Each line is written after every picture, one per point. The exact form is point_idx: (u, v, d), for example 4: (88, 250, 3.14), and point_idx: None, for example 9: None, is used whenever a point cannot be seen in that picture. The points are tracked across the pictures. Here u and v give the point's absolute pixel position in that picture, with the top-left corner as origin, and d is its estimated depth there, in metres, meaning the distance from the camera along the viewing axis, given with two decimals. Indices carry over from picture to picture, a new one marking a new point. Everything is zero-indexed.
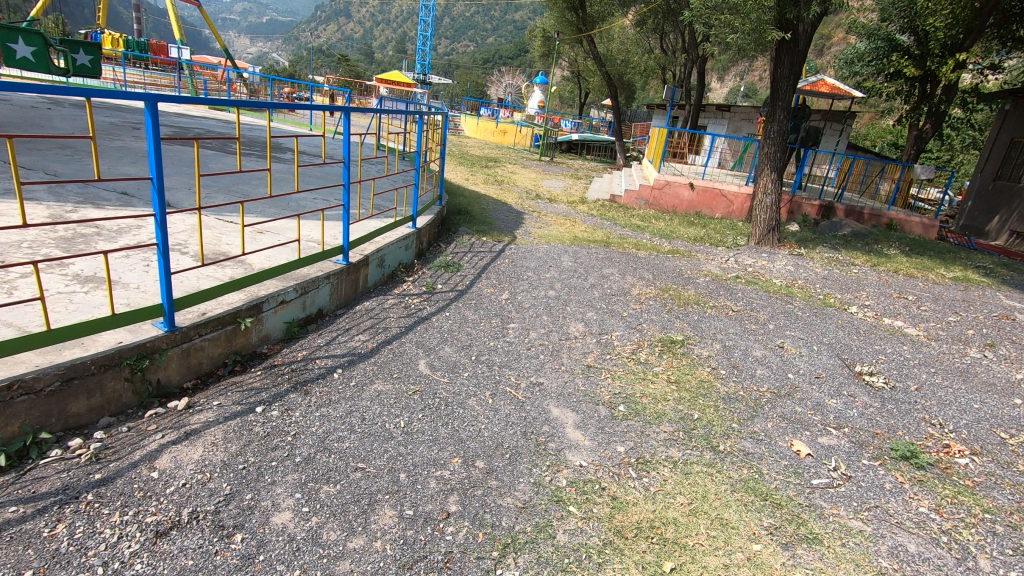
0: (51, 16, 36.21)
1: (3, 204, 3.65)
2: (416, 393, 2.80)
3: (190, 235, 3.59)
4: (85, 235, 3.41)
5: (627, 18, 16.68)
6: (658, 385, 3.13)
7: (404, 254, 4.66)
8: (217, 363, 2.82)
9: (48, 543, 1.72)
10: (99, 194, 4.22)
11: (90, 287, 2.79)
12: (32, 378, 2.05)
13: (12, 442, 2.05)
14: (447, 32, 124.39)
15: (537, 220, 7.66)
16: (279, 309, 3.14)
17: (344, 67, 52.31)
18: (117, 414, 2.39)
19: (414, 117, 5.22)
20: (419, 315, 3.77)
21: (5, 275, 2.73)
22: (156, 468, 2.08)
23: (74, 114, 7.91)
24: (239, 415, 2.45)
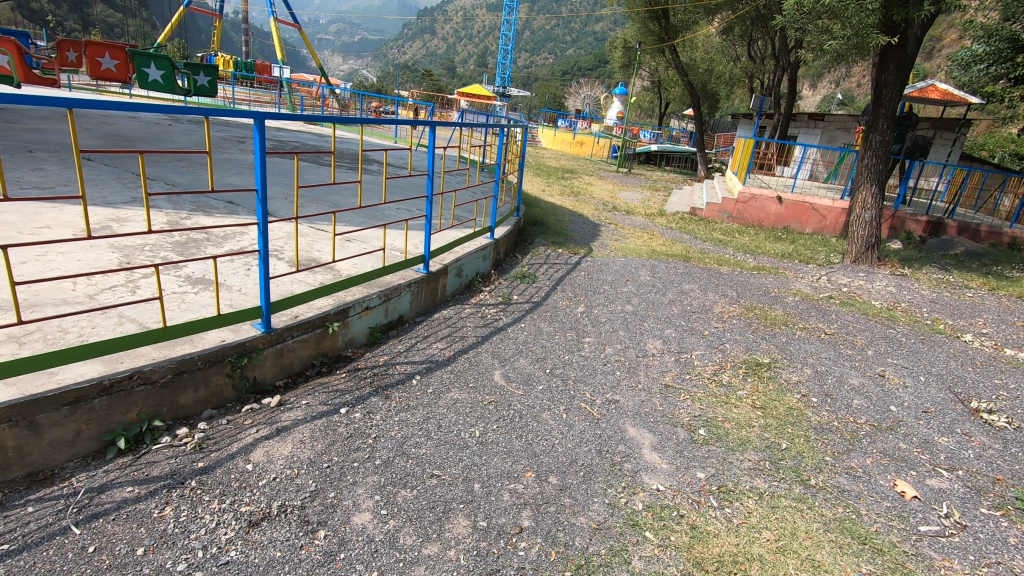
0: (175, 43, 40.55)
1: (131, 211, 4.07)
2: (491, 404, 2.82)
3: (287, 241, 3.85)
4: (197, 240, 3.74)
5: (713, 26, 16.25)
6: (742, 410, 2.96)
7: (481, 264, 4.73)
8: (306, 364, 2.98)
9: (157, 523, 1.88)
10: (209, 202, 4.61)
11: (200, 288, 3.05)
12: (149, 370, 2.27)
13: (130, 427, 2.26)
14: (526, 46, 126.44)
15: (613, 232, 7.54)
16: (364, 315, 3.28)
17: (428, 82, 54.65)
18: (218, 407, 2.58)
19: (495, 130, 5.31)
20: (495, 326, 3.81)
21: (130, 275, 3.04)
22: (250, 460, 2.22)
23: (191, 129, 8.75)
24: (325, 415, 2.57)
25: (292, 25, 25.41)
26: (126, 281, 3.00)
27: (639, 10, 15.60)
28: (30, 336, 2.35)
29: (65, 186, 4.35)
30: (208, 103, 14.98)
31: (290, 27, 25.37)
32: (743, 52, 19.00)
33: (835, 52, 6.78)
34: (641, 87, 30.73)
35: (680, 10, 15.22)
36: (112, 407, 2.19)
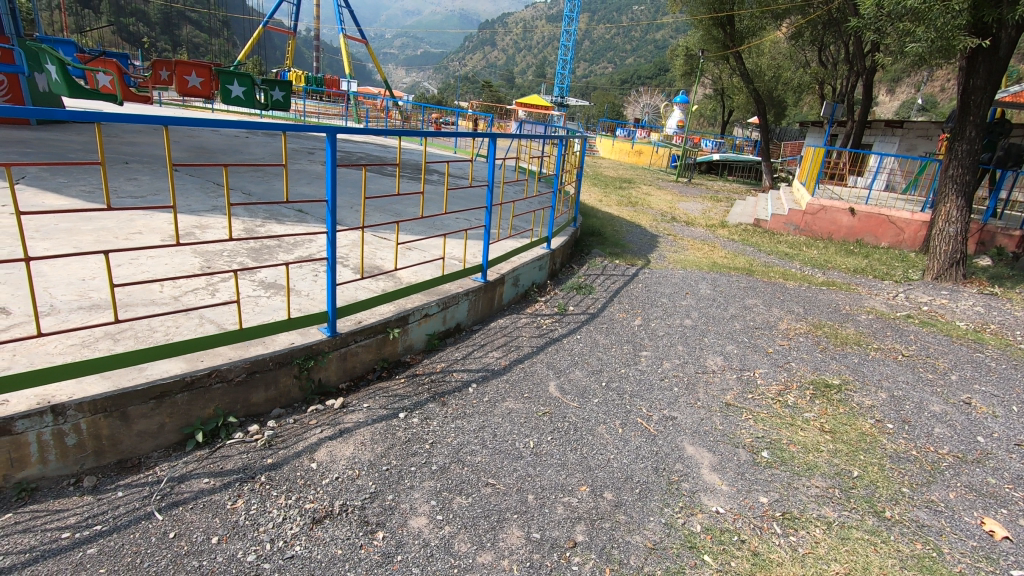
0: (253, 60, 43.28)
1: (212, 219, 4.36)
2: (546, 415, 2.82)
3: (352, 249, 4.01)
4: (269, 247, 3.95)
5: (781, 31, 15.70)
6: (809, 433, 2.82)
7: (537, 274, 4.75)
8: (368, 368, 3.09)
9: (230, 514, 1.99)
10: (281, 211, 4.88)
11: (272, 292, 3.22)
12: (226, 368, 2.42)
13: (208, 421, 2.42)
14: (585, 55, 126.49)
15: (672, 244, 7.39)
16: (423, 322, 3.36)
17: (488, 93, 55.59)
18: (286, 406, 2.71)
19: (554, 141, 5.33)
20: (550, 336, 3.81)
21: (210, 279, 3.25)
22: (315, 459, 2.32)
23: (266, 141, 9.29)
24: (385, 418, 2.65)
25: (360, 41, 26.52)
26: (207, 284, 3.21)
27: (702, 17, 15.08)
28: (123, 333, 2.57)
29: (156, 195, 4.72)
30: (281, 117, 15.84)
31: (359, 43, 26.47)
32: (813, 58, 18.25)
33: (917, 57, 6.41)
34: (703, 95, 30.07)
35: (746, 16, 14.88)
36: (193, 403, 2.35)
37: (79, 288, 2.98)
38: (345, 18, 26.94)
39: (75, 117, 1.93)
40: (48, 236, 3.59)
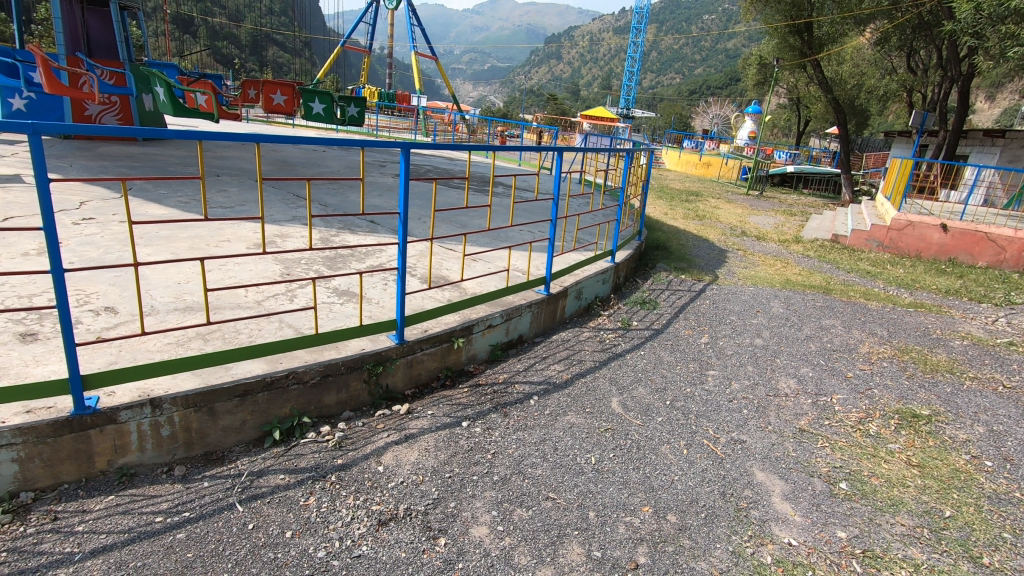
0: (331, 78, 45.72)
1: (292, 228, 4.63)
2: (608, 431, 2.78)
3: (420, 259, 4.13)
4: (343, 256, 4.15)
5: (865, 36, 14.88)
6: (894, 466, 2.63)
7: (600, 288, 4.71)
8: (433, 376, 3.17)
9: (303, 511, 2.10)
10: (354, 222, 5.11)
11: (345, 299, 3.38)
12: (302, 371, 2.55)
13: (284, 420, 2.56)
14: (653, 66, 124.78)
15: (741, 259, 7.12)
16: (486, 332, 3.41)
17: (552, 106, 55.86)
18: (356, 409, 2.82)
19: (621, 154, 5.28)
20: (613, 351, 3.76)
21: (289, 285, 3.45)
22: (382, 462, 2.40)
23: (341, 155, 9.77)
24: (448, 426, 2.71)
25: (430, 57, 27.33)
26: (286, 290, 3.42)
27: (778, 25, 14.61)
28: (212, 333, 2.77)
29: (243, 206, 5.08)
30: (355, 131, 16.61)
31: (429, 59, 27.26)
32: (900, 64, 17.11)
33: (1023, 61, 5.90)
34: (778, 106, 28.90)
35: (826, 22, 14.13)
36: (271, 402, 2.50)
37: (176, 291, 3.25)
38: (416, 36, 27.88)
39: (180, 136, 2.13)
40: (150, 242, 3.93)
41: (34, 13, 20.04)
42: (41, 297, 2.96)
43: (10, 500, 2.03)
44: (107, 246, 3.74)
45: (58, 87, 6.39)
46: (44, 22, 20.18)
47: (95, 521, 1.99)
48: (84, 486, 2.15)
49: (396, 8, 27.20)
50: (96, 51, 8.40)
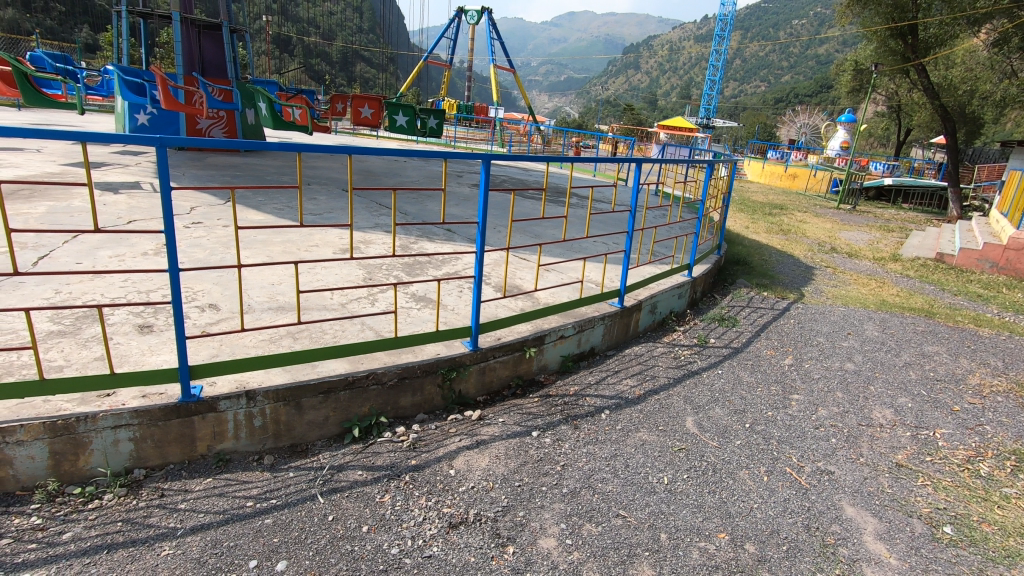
0: (412, 91, 47.70)
1: (375, 235, 4.86)
2: (682, 451, 2.69)
3: (495, 268, 4.20)
4: (421, 263, 4.29)
5: (979, 37, 13.64)
6: (1009, 513, 2.35)
7: (676, 303, 4.58)
8: (504, 384, 3.21)
9: (378, 507, 2.18)
10: (432, 230, 5.28)
11: (422, 305, 3.50)
12: (381, 372, 2.67)
13: (363, 419, 2.68)
14: (736, 75, 120.39)
15: (830, 277, 6.69)
16: (558, 343, 3.41)
17: (629, 116, 55.28)
18: (429, 413, 2.91)
19: (701, 165, 5.11)
20: (689, 368, 3.65)
21: (371, 289, 3.61)
22: (453, 466, 2.45)
23: (421, 165, 10.14)
24: (519, 435, 2.72)
25: (508, 70, 27.79)
26: (368, 294, 3.58)
27: (877, 28, 13.74)
28: (301, 333, 2.95)
29: (331, 213, 5.39)
30: (434, 142, 17.18)
31: (507, 72, 27.66)
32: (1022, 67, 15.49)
33: None
34: (875, 114, 27.00)
35: (933, 23, 13.10)
36: (352, 400, 2.63)
37: (270, 292, 3.49)
38: (495, 49, 28.44)
39: (281, 147, 2.30)
40: (248, 246, 4.24)
41: (156, 37, 22.29)
42: (156, 293, 3.27)
43: (126, 475, 2.25)
44: (212, 248, 4.08)
45: (176, 105, 7.11)
46: (163, 45, 22.33)
47: (195, 500, 2.17)
48: (186, 467, 2.35)
49: (477, 23, 27.90)
50: (209, 70, 9.24)
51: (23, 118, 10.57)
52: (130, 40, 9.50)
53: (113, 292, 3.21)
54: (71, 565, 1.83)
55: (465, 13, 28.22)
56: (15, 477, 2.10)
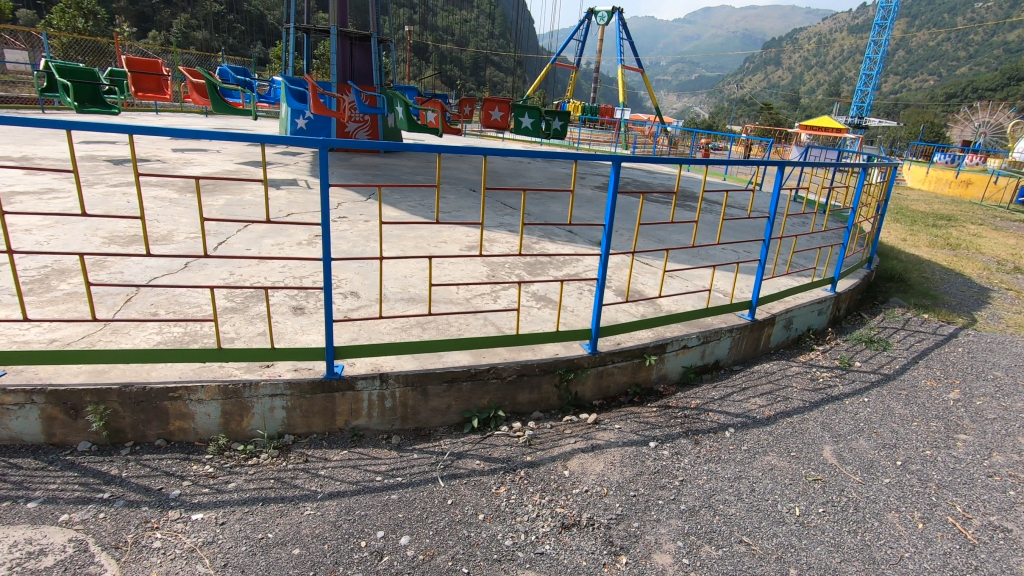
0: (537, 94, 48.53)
1: (499, 234, 5.01)
2: (818, 482, 2.45)
3: (617, 272, 4.15)
4: (543, 263, 4.35)
5: None
6: None
7: (815, 319, 4.18)
8: (621, 390, 3.16)
9: (494, 499, 2.25)
10: (554, 231, 5.32)
11: (543, 305, 3.54)
12: (501, 367, 2.75)
13: (482, 411, 2.78)
14: (898, 68, 107.16)
15: (1011, 301, 5.72)
16: (680, 353, 3.27)
17: (766, 116, 51.52)
18: (545, 411, 2.95)
19: (854, 169, 4.59)
20: (828, 392, 3.31)
21: (495, 287, 3.73)
22: (568, 467, 2.46)
23: (545, 166, 10.26)
24: (636, 444, 2.65)
25: (636, 70, 27.11)
26: (491, 290, 3.70)
27: None
28: (429, 323, 3.12)
29: (459, 211, 5.65)
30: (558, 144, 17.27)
31: (634, 72, 27.03)
32: None
33: None
34: None
35: None
36: (474, 391, 2.74)
37: (403, 283, 3.74)
38: (624, 49, 27.91)
39: (422, 148, 2.47)
40: (386, 240, 4.58)
41: (314, 49, 24.75)
42: (308, 278, 3.65)
43: (278, 439, 2.54)
44: (355, 241, 4.46)
45: (327, 111, 7.81)
46: (321, 56, 24.91)
47: (333, 468, 2.39)
48: (327, 438, 2.60)
49: (606, 24, 27.53)
50: (357, 78, 10.06)
51: (211, 124, 12.35)
52: (295, 53, 10.67)
53: (274, 276, 3.64)
54: (234, 511, 2.10)
55: (596, 15, 27.98)
56: (195, 429, 2.47)
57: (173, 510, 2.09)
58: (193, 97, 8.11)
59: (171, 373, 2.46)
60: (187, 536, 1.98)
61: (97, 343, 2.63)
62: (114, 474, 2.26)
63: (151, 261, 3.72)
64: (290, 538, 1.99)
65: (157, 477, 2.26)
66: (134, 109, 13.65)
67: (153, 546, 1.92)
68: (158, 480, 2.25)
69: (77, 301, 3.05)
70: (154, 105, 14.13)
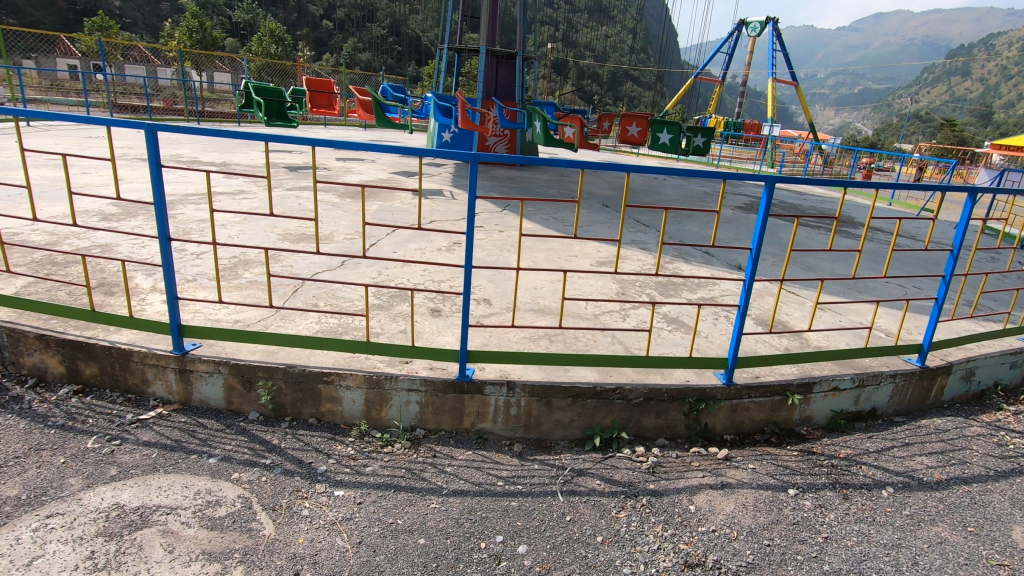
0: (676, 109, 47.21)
1: (631, 251, 4.92)
2: (1002, 568, 2.07)
3: (759, 299, 3.88)
4: (676, 284, 4.19)
5: None
6: None
7: (1005, 373, 3.54)
8: (756, 428, 2.93)
9: (614, 522, 2.20)
10: (690, 251, 5.11)
11: (674, 327, 3.41)
12: (628, 388, 2.69)
13: (605, 431, 2.73)
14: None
15: None
16: (830, 396, 2.96)
17: (946, 134, 45.12)
18: (671, 439, 2.83)
19: None
20: (1020, 462, 2.78)
21: (625, 305, 3.67)
22: (694, 502, 2.33)
23: (682, 184, 9.88)
24: (772, 488, 2.44)
25: (789, 83, 25.15)
26: (621, 308, 3.64)
27: None
28: (557, 336, 3.15)
29: (590, 226, 5.66)
30: (697, 160, 16.56)
31: (788, 85, 25.08)
32: None
33: None
34: None
35: None
36: (598, 409, 2.71)
37: (534, 294, 3.82)
38: (777, 61, 26.04)
39: (565, 164, 2.51)
40: (519, 250, 4.72)
41: (463, 68, 26.55)
42: (446, 283, 3.88)
43: (411, 432, 2.71)
44: (490, 250, 4.65)
45: (471, 125, 8.24)
46: (468, 75, 26.61)
47: (458, 467, 2.50)
48: (454, 437, 2.72)
49: (759, 35, 25.94)
50: (501, 94, 10.52)
51: (369, 136, 13.67)
52: (446, 72, 11.43)
53: (417, 279, 3.91)
54: (370, 493, 2.28)
55: (747, 26, 26.46)
56: (342, 413, 2.72)
57: (320, 484, 2.31)
58: (358, 112, 9.05)
59: (326, 360, 2.75)
60: (331, 509, 2.18)
61: (270, 326, 3.02)
62: (275, 443, 2.56)
63: (315, 257, 4.19)
64: (416, 528, 2.11)
65: (308, 452, 2.52)
66: (309, 122, 15.57)
67: (303, 514, 2.15)
68: (308, 454, 2.51)
69: (257, 288, 3.53)
70: (325, 120, 16.00)
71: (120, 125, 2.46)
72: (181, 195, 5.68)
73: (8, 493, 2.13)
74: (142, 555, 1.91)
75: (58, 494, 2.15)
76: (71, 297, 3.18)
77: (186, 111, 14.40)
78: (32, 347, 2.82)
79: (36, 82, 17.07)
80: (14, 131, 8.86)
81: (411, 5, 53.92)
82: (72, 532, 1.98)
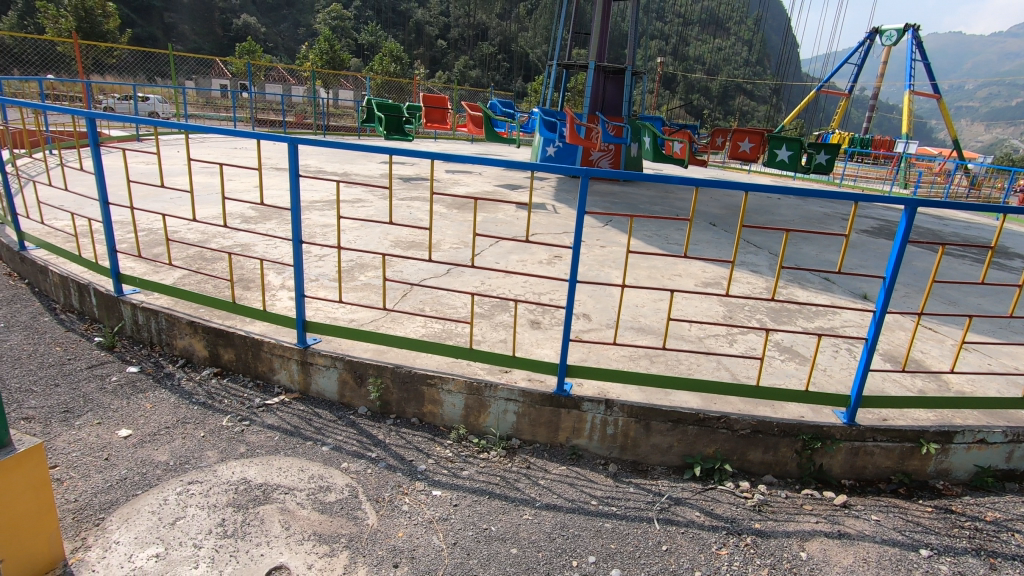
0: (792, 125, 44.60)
1: (740, 273, 4.68)
2: None
3: (888, 333, 3.53)
4: (790, 311, 3.92)
5: None
6: None
7: None
8: (881, 475, 2.65)
9: (715, 559, 2.08)
10: (807, 276, 4.77)
11: (787, 357, 3.19)
12: (735, 418, 2.54)
13: (706, 461, 2.60)
14: None
15: None
16: (974, 449, 2.61)
17: None
18: (779, 477, 2.63)
19: None
20: None
21: (732, 330, 3.49)
22: (806, 549, 2.14)
23: (799, 204, 9.25)
24: (900, 545, 2.19)
25: (929, 95, 22.76)
26: (728, 333, 3.46)
27: None
28: (658, 356, 3.06)
29: (696, 245, 5.45)
30: (817, 178, 15.40)
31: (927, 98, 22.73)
32: None
33: None
34: None
35: None
36: (699, 437, 2.59)
37: (635, 312, 3.74)
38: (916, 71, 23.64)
39: (678, 181, 2.45)
40: (621, 267, 4.65)
41: (569, 84, 26.85)
42: (546, 296, 3.91)
43: (506, 440, 2.75)
44: (591, 265, 4.63)
45: (577, 139, 8.30)
46: (574, 91, 26.84)
47: (552, 480, 2.49)
48: (549, 450, 2.72)
49: (895, 44, 23.76)
50: (608, 109, 10.47)
51: (475, 149, 14.16)
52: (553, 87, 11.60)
53: (518, 290, 3.99)
54: (465, 497, 2.34)
55: (881, 33, 24.27)
56: (442, 416, 2.81)
57: (419, 481, 2.41)
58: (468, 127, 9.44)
59: (430, 363, 2.87)
60: (428, 508, 2.26)
61: (381, 327, 3.21)
62: (380, 438, 2.71)
63: (424, 264, 4.41)
64: (509, 537, 2.13)
65: (409, 450, 2.64)
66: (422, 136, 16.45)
67: (403, 509, 2.25)
68: (410, 452, 2.62)
69: (371, 290, 3.77)
70: (437, 134, 16.80)
71: (267, 139, 2.75)
72: (309, 202, 6.22)
73: (159, 458, 2.44)
74: (263, 528, 2.09)
75: (198, 464, 2.43)
76: (216, 290, 3.59)
77: (316, 126, 15.73)
78: (183, 332, 3.22)
79: (196, 100, 19.49)
80: (178, 142, 10.18)
81: (521, 24, 55.43)
82: (208, 499, 2.22)
